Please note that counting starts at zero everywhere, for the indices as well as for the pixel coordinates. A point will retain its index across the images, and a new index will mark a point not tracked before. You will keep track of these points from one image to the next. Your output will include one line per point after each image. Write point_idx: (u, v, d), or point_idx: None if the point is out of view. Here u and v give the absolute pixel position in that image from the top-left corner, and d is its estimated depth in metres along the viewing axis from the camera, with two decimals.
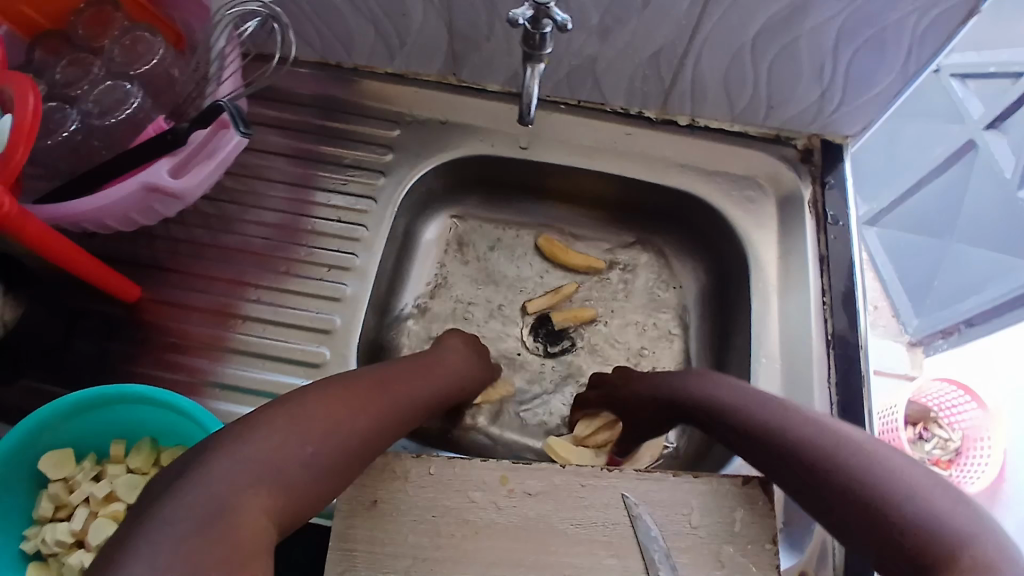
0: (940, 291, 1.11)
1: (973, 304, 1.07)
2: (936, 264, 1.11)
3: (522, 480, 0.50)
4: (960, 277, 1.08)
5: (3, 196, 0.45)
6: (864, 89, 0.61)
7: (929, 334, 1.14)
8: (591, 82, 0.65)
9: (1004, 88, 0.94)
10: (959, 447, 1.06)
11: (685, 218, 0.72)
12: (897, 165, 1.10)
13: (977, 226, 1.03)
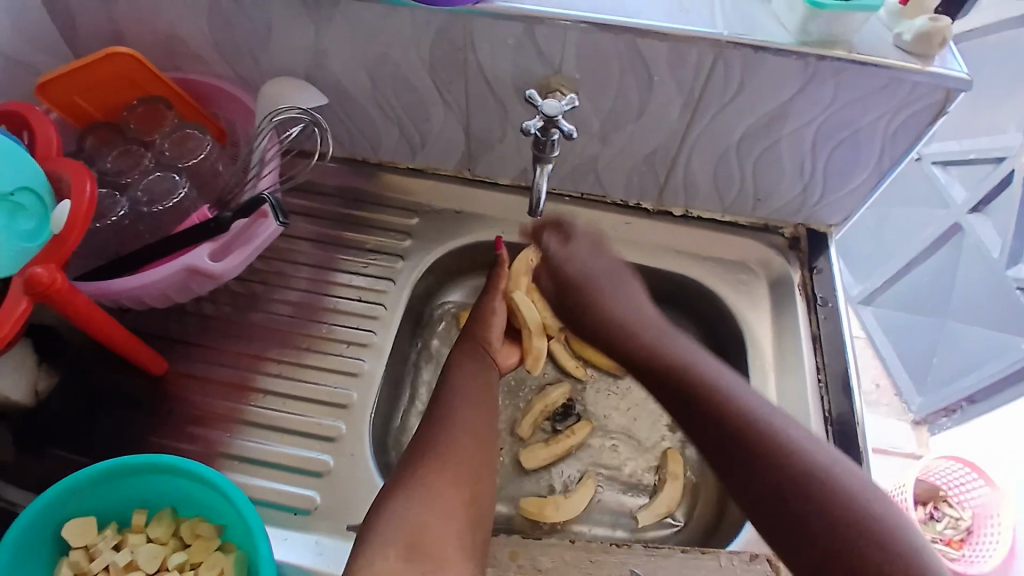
0: (939, 370, 1.14)
1: (973, 380, 1.06)
2: (933, 342, 1.13)
3: (533, 556, 0.52)
4: (955, 355, 1.10)
5: (56, 273, 0.49)
6: (843, 184, 0.67)
7: (933, 412, 1.17)
8: (593, 177, 0.71)
9: (988, 172, 0.98)
10: (971, 526, 1.06)
11: (685, 301, 0.76)
12: (885, 250, 1.18)
13: (968, 306, 1.05)
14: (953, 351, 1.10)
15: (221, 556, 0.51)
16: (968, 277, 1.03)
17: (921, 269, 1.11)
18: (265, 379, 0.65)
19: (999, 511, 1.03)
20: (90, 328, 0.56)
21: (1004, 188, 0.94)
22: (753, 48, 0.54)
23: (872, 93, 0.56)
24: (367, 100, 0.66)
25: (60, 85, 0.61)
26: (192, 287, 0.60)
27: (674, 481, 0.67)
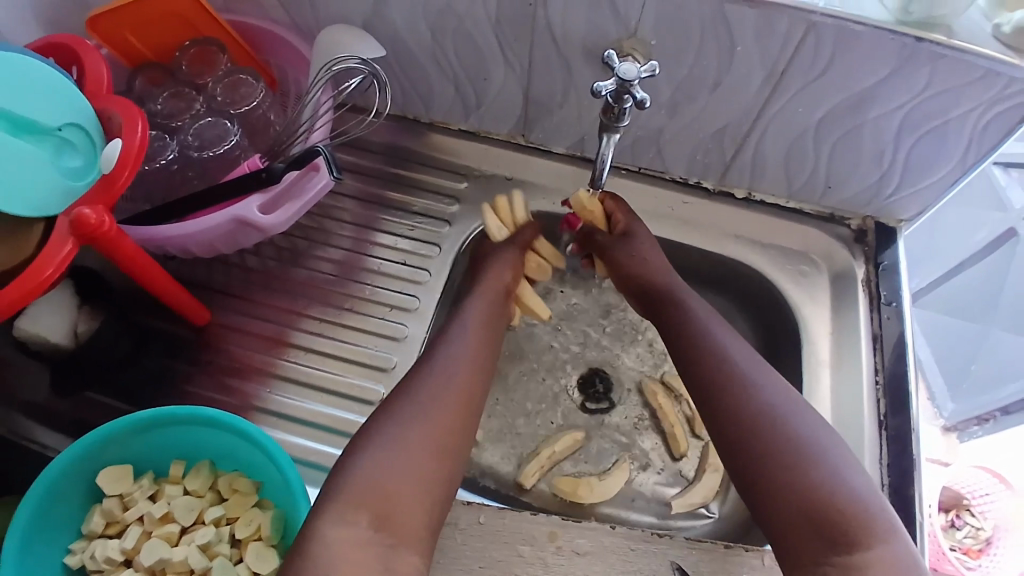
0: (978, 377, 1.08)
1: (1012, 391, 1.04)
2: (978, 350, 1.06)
3: (572, 539, 0.49)
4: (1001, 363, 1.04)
5: (103, 212, 0.46)
6: (923, 178, 0.62)
7: (965, 419, 1.12)
8: (654, 152, 0.68)
9: None
10: (989, 536, 1.04)
11: (739, 290, 0.73)
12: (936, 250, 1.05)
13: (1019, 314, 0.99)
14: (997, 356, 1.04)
15: (258, 514, 0.49)
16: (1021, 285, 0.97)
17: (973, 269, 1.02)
18: (305, 338, 0.64)
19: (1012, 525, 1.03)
20: (132, 270, 0.52)
21: None
22: (850, 22, 0.50)
23: (967, 83, 0.52)
24: (424, 54, 0.63)
25: (106, 17, 0.58)
26: (237, 239, 0.58)
27: (714, 471, 0.65)
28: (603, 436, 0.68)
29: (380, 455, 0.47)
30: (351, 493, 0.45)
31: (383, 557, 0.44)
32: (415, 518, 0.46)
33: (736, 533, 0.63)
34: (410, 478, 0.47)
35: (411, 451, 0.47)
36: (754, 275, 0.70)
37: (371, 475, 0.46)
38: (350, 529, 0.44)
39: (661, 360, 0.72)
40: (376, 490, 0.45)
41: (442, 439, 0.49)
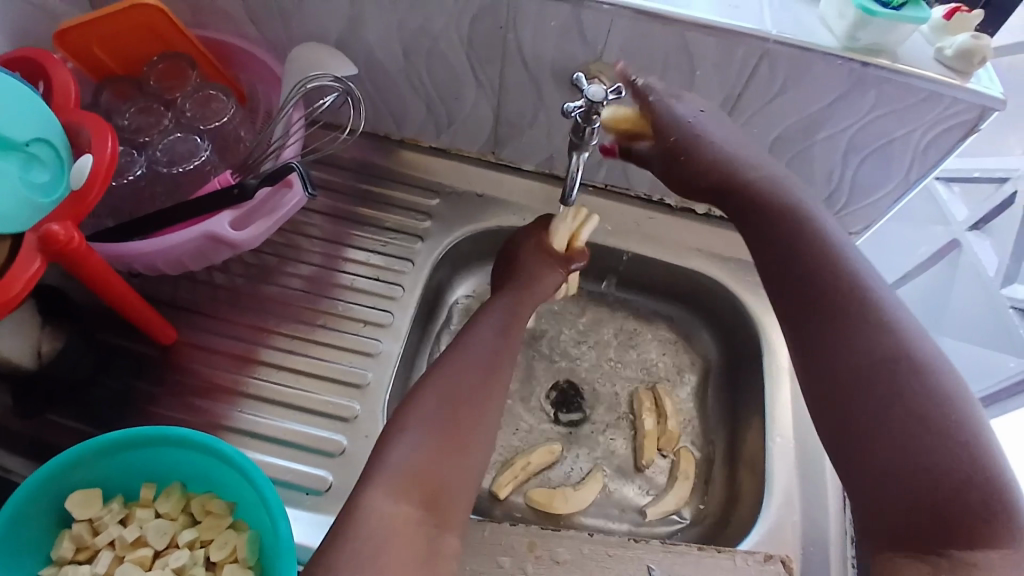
0: None
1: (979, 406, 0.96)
2: None
3: (551, 547, 0.50)
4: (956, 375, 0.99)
5: (72, 229, 0.45)
6: (871, 194, 0.67)
7: None
8: (620, 170, 0.71)
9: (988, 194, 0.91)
10: None
11: (702, 302, 0.76)
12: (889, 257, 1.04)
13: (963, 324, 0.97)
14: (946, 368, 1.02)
15: (233, 535, 0.48)
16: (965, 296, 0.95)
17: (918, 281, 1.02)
18: (277, 356, 0.63)
19: None
20: (99, 287, 0.51)
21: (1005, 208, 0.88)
22: (801, 50, 0.54)
23: (908, 106, 0.56)
24: (396, 73, 0.64)
25: (71, 31, 0.57)
26: (207, 256, 0.57)
27: (684, 479, 0.68)
28: (576, 445, 0.70)
29: (423, 433, 0.48)
30: (398, 473, 0.46)
31: (429, 537, 0.44)
32: (460, 505, 0.47)
33: (709, 536, 0.65)
34: (450, 455, 0.48)
35: (450, 430, 0.49)
36: (716, 287, 0.73)
37: (419, 451, 0.47)
38: (399, 510, 0.44)
39: (629, 371, 0.74)
40: (424, 470, 0.46)
41: (478, 418, 0.51)
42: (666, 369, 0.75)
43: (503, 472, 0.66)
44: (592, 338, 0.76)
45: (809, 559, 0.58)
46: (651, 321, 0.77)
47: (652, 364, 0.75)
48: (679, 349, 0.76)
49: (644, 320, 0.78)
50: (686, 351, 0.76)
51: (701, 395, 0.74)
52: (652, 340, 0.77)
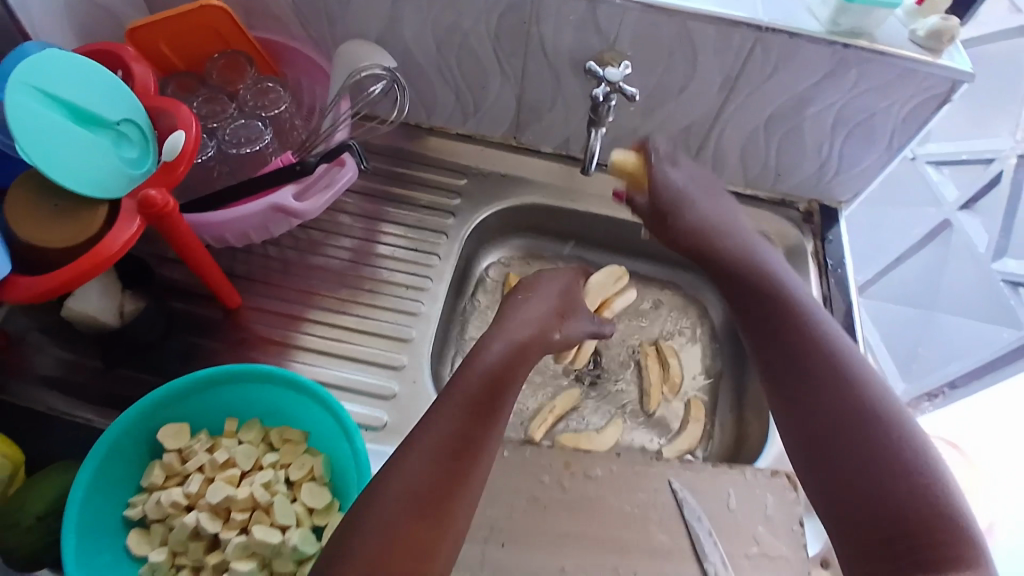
0: (924, 359, 1.20)
1: (955, 372, 1.14)
2: (919, 336, 1.19)
3: (584, 465, 0.57)
4: (943, 345, 1.16)
5: (167, 193, 0.52)
6: (857, 165, 0.74)
7: None
8: (630, 149, 0.78)
9: (976, 174, 1.01)
10: None
11: (707, 267, 0.83)
12: (880, 250, 1.22)
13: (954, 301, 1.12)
14: (937, 340, 1.16)
15: (309, 457, 0.54)
16: (957, 274, 1.08)
17: (910, 261, 1.17)
18: (328, 316, 0.70)
19: None
20: (183, 252, 0.59)
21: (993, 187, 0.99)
22: (788, 33, 0.62)
23: (887, 81, 0.64)
24: (429, 66, 0.72)
25: (142, 30, 0.66)
26: (269, 226, 0.65)
27: (696, 423, 0.75)
28: (597, 395, 0.77)
29: (368, 521, 0.43)
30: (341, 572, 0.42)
31: None
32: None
33: (726, 456, 0.74)
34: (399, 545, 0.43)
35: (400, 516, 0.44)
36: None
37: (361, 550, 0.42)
38: None
39: (642, 330, 0.82)
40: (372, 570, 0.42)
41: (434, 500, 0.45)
42: (673, 327, 0.83)
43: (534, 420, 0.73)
44: (605, 302, 0.84)
45: None
46: (658, 283, 0.85)
47: (661, 323, 0.83)
48: (683, 308, 0.84)
49: (652, 284, 0.85)
50: (690, 309, 0.84)
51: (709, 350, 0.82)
52: (661, 301, 0.84)
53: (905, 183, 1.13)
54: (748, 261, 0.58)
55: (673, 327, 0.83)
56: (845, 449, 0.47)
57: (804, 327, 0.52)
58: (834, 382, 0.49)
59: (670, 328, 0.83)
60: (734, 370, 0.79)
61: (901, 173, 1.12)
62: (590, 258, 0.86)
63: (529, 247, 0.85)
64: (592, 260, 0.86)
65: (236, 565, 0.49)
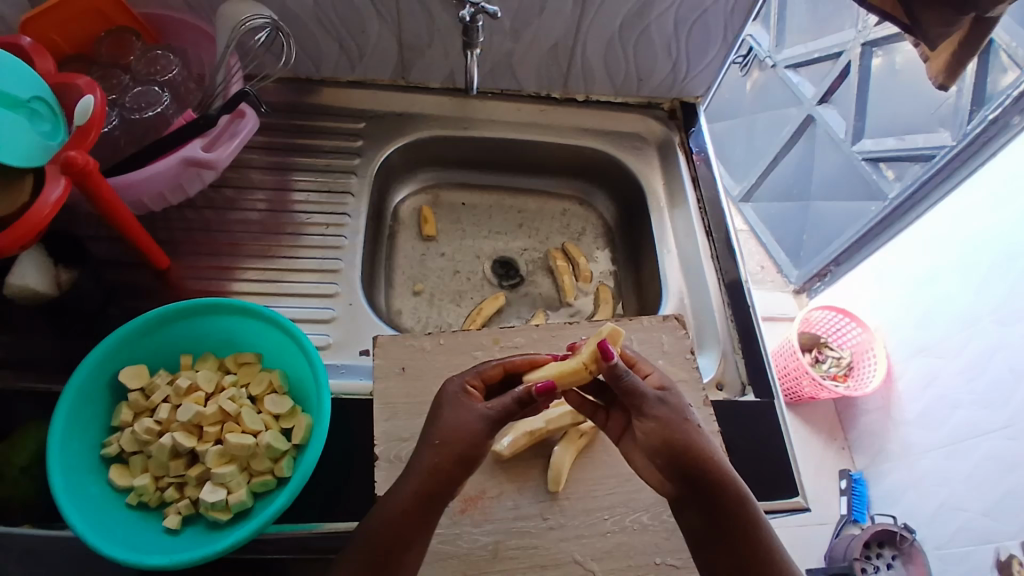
0: (809, 244, 1.75)
1: (836, 247, 1.64)
2: (804, 225, 1.75)
3: (510, 338, 0.67)
4: (820, 229, 1.71)
5: (84, 155, 0.56)
6: (702, 60, 0.86)
7: (808, 279, 1.75)
8: (509, 73, 0.87)
9: (829, 68, 1.53)
10: (849, 362, 1.56)
11: (595, 170, 0.93)
12: (755, 153, 1.83)
13: (823, 184, 1.66)
14: (819, 225, 1.71)
15: (265, 374, 0.63)
16: (822, 161, 1.63)
17: (785, 159, 1.72)
18: (260, 263, 0.76)
19: (865, 347, 1.54)
20: (110, 216, 0.63)
21: (836, 81, 1.52)
22: None
23: None
24: (309, 18, 0.77)
25: (25, 24, 0.67)
26: (183, 183, 0.70)
27: (607, 302, 0.86)
28: (516, 298, 0.87)
29: None
30: None
31: None
32: None
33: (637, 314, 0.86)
34: None
35: None
36: (604, 152, 0.91)
37: None
38: None
39: (546, 237, 0.93)
40: None
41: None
42: (573, 229, 0.94)
43: (470, 321, 0.82)
44: (510, 218, 0.94)
45: (701, 323, 0.77)
46: (555, 191, 0.95)
47: (563, 227, 0.94)
48: (578, 209, 0.95)
49: (550, 195, 0.95)
50: (587, 211, 0.95)
51: (608, 243, 0.94)
52: (562, 208, 0.95)
53: (776, 95, 1.71)
54: (687, 429, 0.52)
55: (573, 229, 0.94)
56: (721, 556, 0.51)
57: (686, 448, 0.51)
58: (737, 518, 0.50)
59: (571, 230, 0.94)
60: (630, 253, 0.91)
61: (772, 88, 1.72)
62: (491, 182, 0.95)
63: (434, 180, 0.93)
64: (493, 183, 0.95)
65: (217, 468, 0.57)
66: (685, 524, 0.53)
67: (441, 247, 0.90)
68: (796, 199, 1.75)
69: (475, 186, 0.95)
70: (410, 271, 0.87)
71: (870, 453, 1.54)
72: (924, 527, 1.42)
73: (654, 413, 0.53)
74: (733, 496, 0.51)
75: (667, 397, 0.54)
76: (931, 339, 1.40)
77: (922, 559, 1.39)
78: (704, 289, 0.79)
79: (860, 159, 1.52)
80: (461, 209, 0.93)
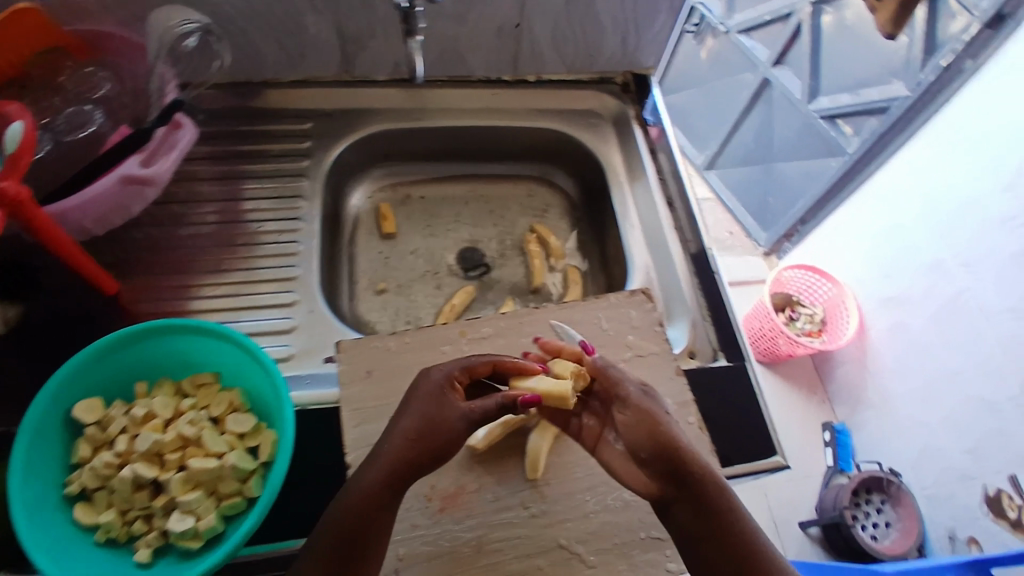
0: (774, 206, 1.76)
1: (801, 206, 1.67)
2: (768, 187, 1.76)
3: (477, 329, 0.66)
4: (784, 191, 1.73)
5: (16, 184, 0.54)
6: (651, 29, 0.85)
7: (776, 241, 1.76)
8: (458, 59, 0.85)
9: (779, 30, 1.58)
10: (822, 317, 1.58)
11: (555, 151, 0.92)
12: (716, 120, 1.86)
13: (784, 145, 1.68)
14: (783, 186, 1.73)
15: (225, 394, 0.61)
16: (781, 122, 1.66)
17: (748, 123, 1.75)
18: (215, 278, 0.73)
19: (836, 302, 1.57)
20: (48, 244, 0.60)
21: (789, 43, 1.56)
22: None
23: None
24: (242, 17, 0.74)
25: None
26: (126, 205, 0.67)
27: (575, 284, 0.85)
28: (484, 287, 0.86)
29: None
30: None
31: None
32: None
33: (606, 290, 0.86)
34: None
35: None
36: (559, 132, 0.89)
37: None
38: None
39: (513, 223, 0.92)
40: None
41: None
42: (538, 212, 0.93)
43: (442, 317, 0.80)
44: (471, 206, 0.92)
45: (671, 293, 0.76)
46: (516, 175, 0.94)
47: (529, 211, 0.93)
48: (540, 192, 0.94)
49: (512, 178, 0.94)
50: (550, 193, 0.94)
51: (574, 222, 0.93)
52: (526, 192, 0.94)
53: (732, 61, 1.75)
54: (668, 421, 0.52)
55: (539, 212, 0.93)
56: (705, 551, 0.47)
57: (670, 441, 0.50)
58: (725, 509, 0.48)
59: (535, 213, 0.93)
60: (594, 231, 0.90)
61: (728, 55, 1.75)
62: (448, 173, 0.93)
63: (390, 176, 0.91)
64: (451, 173, 0.93)
65: (183, 495, 0.55)
66: (673, 526, 0.50)
67: (405, 243, 0.88)
68: (758, 163, 1.77)
69: (432, 177, 0.93)
70: (373, 271, 0.85)
71: (849, 405, 1.56)
72: (910, 471, 1.45)
73: (638, 403, 0.53)
74: (720, 488, 0.49)
75: (648, 392, 0.54)
76: (900, 289, 1.42)
77: (909, 501, 1.40)
78: (668, 261, 0.78)
79: (817, 118, 1.55)
80: (421, 201, 0.92)
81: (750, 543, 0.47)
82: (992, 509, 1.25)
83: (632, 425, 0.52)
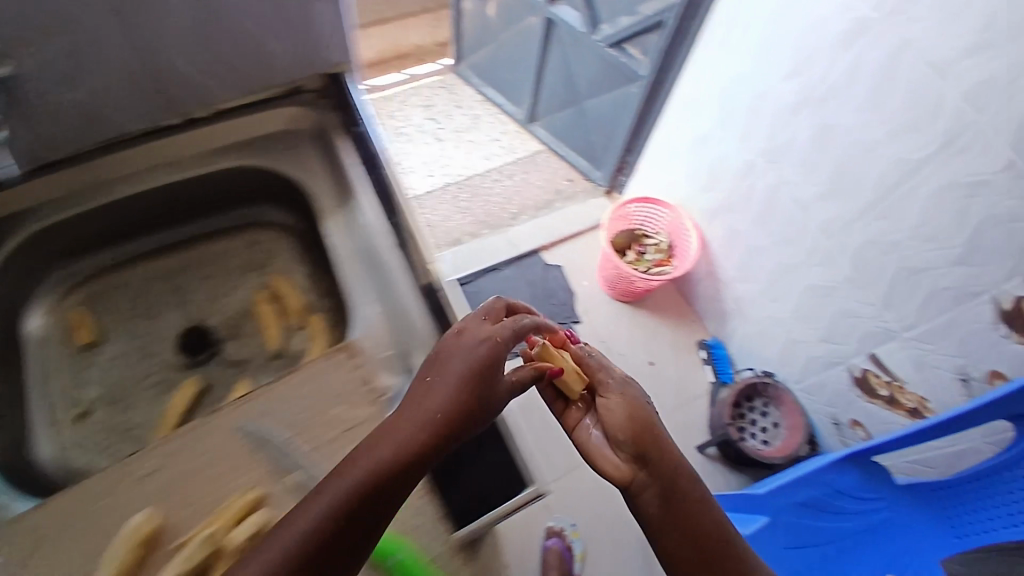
0: (599, 144, 1.71)
1: (620, 139, 1.61)
2: (587, 126, 1.70)
3: (140, 466, 0.63)
4: (601, 128, 1.66)
5: None
6: (316, 26, 0.75)
7: (613, 176, 1.72)
8: (105, 115, 0.75)
9: None
10: (669, 245, 1.59)
11: (249, 190, 0.87)
12: (519, 71, 1.76)
13: (587, 82, 1.60)
14: (600, 122, 1.65)
15: None
16: (578, 59, 1.57)
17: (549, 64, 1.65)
18: None
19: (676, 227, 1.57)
20: None
21: None
22: None
23: None
24: None
25: None
26: None
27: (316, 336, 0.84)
28: (217, 363, 0.85)
29: None
30: None
31: None
32: None
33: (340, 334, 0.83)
34: None
35: None
36: (254, 166, 0.82)
37: None
38: None
39: (235, 284, 0.90)
40: None
41: None
42: (259, 264, 0.90)
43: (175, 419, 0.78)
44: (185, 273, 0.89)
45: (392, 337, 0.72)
46: (222, 230, 0.91)
47: (247, 268, 0.90)
48: (255, 239, 0.91)
49: (220, 238, 0.91)
50: (263, 239, 0.91)
51: (298, 267, 0.90)
52: (238, 242, 0.91)
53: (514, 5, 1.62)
54: (648, 411, 0.74)
55: (260, 266, 0.90)
56: (666, 538, 0.69)
57: (654, 426, 0.72)
58: (681, 482, 0.70)
59: (256, 267, 0.90)
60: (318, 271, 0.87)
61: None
62: (152, 246, 0.88)
63: (85, 268, 0.85)
64: (156, 246, 0.88)
65: None
66: (642, 509, 0.70)
67: (120, 340, 0.84)
68: (572, 104, 1.70)
69: (137, 258, 0.88)
70: (80, 388, 0.81)
71: (719, 317, 1.58)
72: (781, 368, 1.46)
73: (617, 392, 0.74)
74: (696, 493, 0.71)
75: (625, 379, 0.76)
76: (725, 199, 1.39)
77: (788, 398, 1.42)
78: (387, 294, 0.74)
79: (605, 47, 1.46)
80: (128, 292, 0.87)
81: (716, 520, 0.71)
82: (863, 390, 1.25)
83: (632, 421, 0.72)
